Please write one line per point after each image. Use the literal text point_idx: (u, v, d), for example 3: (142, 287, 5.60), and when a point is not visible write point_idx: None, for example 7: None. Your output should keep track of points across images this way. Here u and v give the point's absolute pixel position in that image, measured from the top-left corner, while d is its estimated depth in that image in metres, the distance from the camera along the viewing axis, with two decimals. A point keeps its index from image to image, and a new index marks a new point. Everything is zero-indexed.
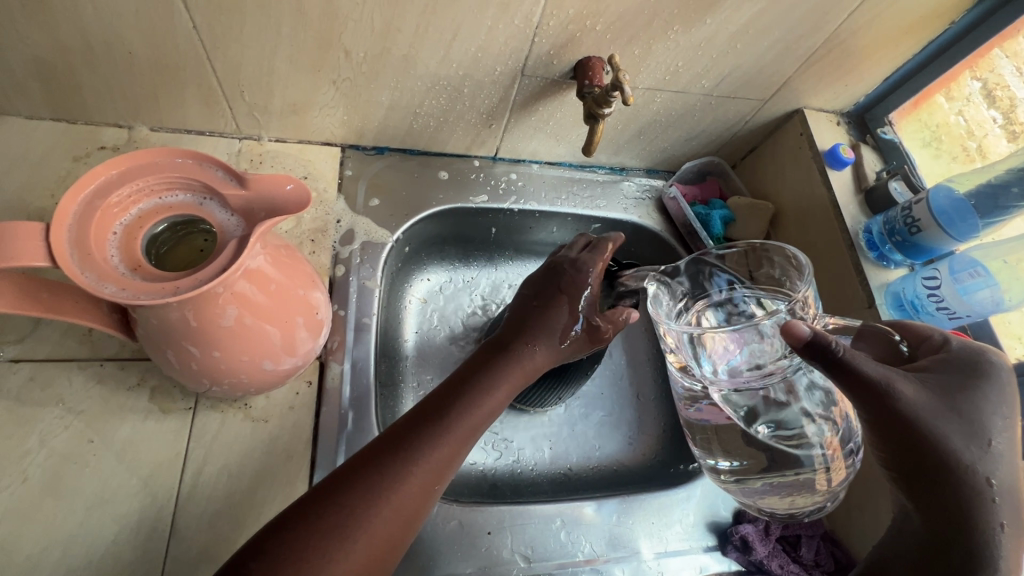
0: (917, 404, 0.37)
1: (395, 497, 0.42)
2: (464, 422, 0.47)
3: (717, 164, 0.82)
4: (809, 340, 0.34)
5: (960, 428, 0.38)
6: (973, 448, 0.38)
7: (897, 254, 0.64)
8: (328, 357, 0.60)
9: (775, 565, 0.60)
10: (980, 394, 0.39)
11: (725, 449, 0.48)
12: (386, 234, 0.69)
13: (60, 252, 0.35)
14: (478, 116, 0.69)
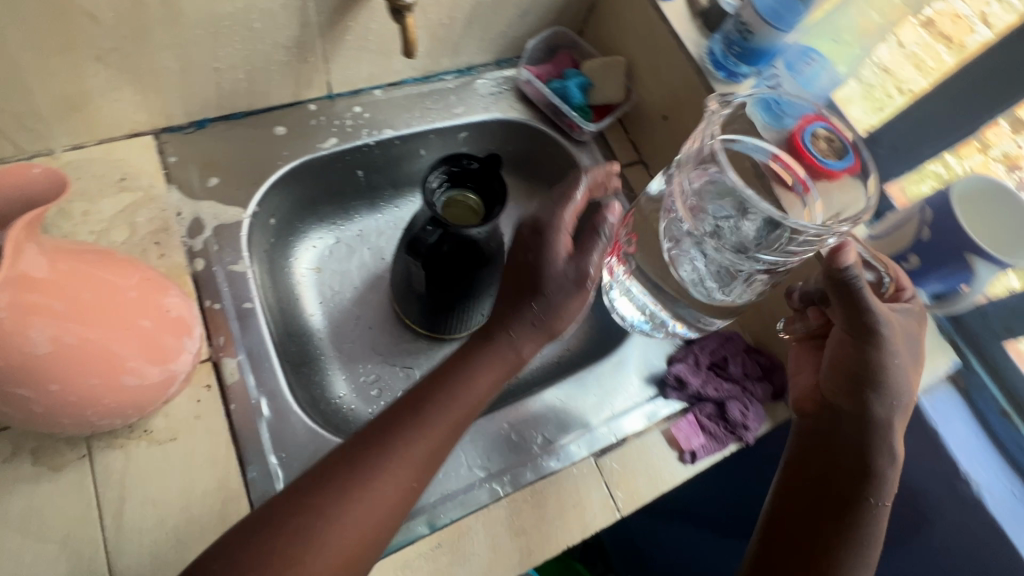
0: (878, 362, 0.53)
1: (370, 503, 0.43)
2: (444, 420, 0.47)
3: (565, 35, 0.79)
4: (836, 257, 0.51)
5: (896, 353, 0.53)
6: (891, 414, 0.54)
7: (742, 66, 0.63)
8: (219, 355, 0.56)
9: (711, 391, 0.64)
10: (906, 378, 0.54)
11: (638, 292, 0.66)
12: (239, 212, 0.64)
13: None
14: (289, 52, 0.62)
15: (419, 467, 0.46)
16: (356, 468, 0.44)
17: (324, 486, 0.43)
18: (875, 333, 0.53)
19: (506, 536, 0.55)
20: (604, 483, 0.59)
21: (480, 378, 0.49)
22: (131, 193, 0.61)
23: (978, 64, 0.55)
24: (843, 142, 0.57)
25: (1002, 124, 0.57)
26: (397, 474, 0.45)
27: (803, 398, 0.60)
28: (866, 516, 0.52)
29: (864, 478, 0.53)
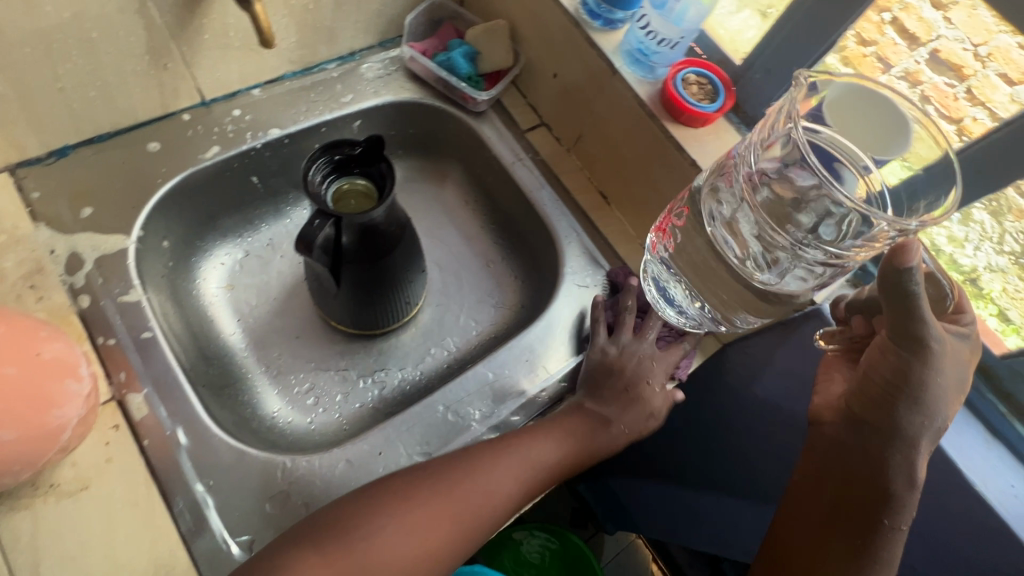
0: (919, 384, 0.48)
1: (418, 508, 0.50)
2: (514, 457, 0.55)
3: (445, 6, 0.76)
4: (905, 262, 0.42)
5: (942, 373, 0.47)
6: (923, 445, 0.49)
7: (616, 12, 0.62)
8: (123, 393, 0.53)
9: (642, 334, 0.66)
10: (951, 410, 0.49)
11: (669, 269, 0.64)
12: (121, 239, 0.60)
13: None
14: (141, 60, 0.57)
15: (486, 490, 0.53)
16: (430, 476, 0.52)
17: (401, 494, 0.50)
18: (911, 352, 0.47)
19: None
20: None
21: (544, 449, 0.57)
22: None
23: None
24: (712, 86, 0.61)
25: (897, 40, 0.52)
26: (466, 492, 0.52)
27: (826, 405, 0.56)
28: (877, 544, 0.50)
29: (867, 523, 0.50)
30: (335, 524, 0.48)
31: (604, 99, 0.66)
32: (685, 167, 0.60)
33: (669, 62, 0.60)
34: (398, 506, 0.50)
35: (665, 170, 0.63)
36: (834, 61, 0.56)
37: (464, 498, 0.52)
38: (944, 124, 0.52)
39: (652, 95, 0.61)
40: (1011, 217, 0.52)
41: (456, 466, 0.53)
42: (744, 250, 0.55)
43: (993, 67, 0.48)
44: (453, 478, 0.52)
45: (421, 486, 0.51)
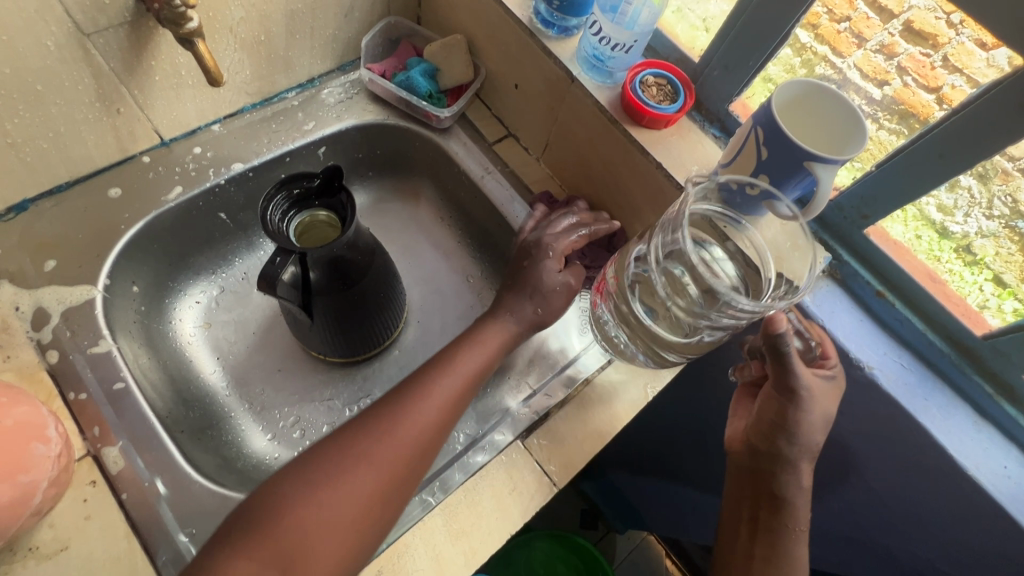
0: (793, 417, 0.53)
1: (345, 463, 0.47)
2: (435, 394, 0.52)
3: (401, 25, 0.76)
4: (777, 326, 0.49)
5: (813, 411, 0.52)
6: (799, 464, 0.54)
7: (569, 19, 0.61)
8: (98, 447, 0.52)
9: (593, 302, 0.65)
10: (817, 437, 0.54)
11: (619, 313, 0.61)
12: (88, 289, 0.59)
13: None
14: (92, 107, 0.56)
15: (410, 435, 0.50)
16: (355, 444, 0.48)
17: (327, 470, 0.47)
18: (785, 390, 0.53)
19: (447, 542, 0.54)
20: (535, 461, 0.59)
21: (464, 370, 0.55)
22: None
23: None
24: (671, 86, 0.61)
25: (869, 13, 0.50)
26: (389, 446, 0.49)
27: (731, 437, 0.60)
28: (788, 551, 0.53)
29: (765, 530, 0.54)
30: (261, 516, 0.44)
31: (566, 106, 0.65)
32: (651, 170, 0.60)
33: (627, 64, 0.59)
34: (329, 481, 0.46)
35: (632, 174, 0.63)
36: (808, 39, 0.53)
37: (390, 452, 0.48)
38: (922, 93, 0.49)
39: (612, 100, 0.61)
40: (997, 180, 0.48)
41: (381, 423, 0.50)
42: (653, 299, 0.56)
43: (966, 32, 0.45)
44: (379, 435, 0.49)
45: (349, 453, 0.48)
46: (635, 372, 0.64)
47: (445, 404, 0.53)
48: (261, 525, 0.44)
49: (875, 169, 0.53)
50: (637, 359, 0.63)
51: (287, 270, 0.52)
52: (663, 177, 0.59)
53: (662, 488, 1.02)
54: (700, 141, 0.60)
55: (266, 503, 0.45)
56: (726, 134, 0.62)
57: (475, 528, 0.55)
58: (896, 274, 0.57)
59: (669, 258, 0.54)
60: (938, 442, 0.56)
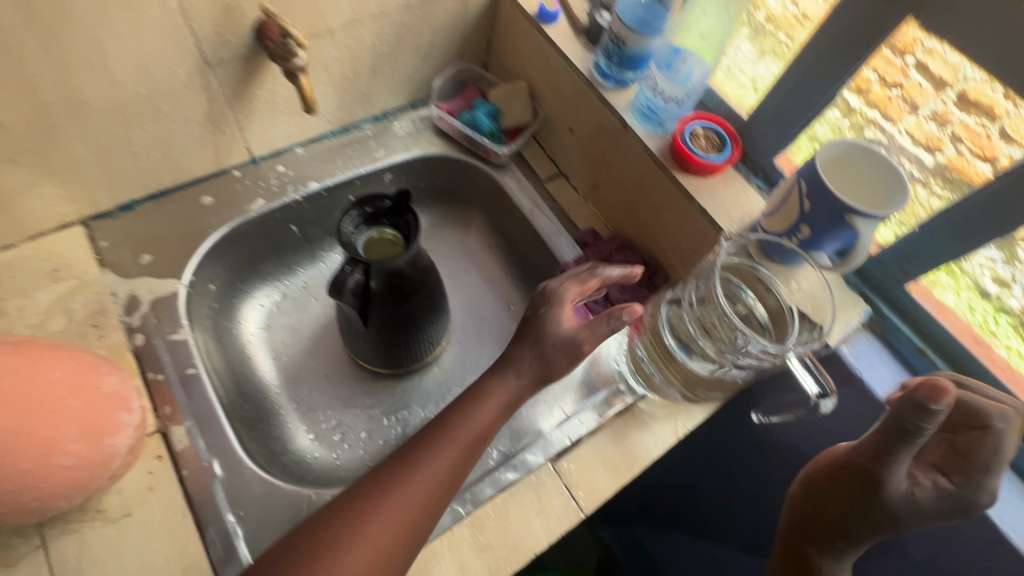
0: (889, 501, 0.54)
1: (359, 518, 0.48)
2: (452, 440, 0.53)
3: (470, 70, 0.84)
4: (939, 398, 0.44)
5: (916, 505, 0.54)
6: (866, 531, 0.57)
7: (626, 73, 0.66)
8: (167, 425, 0.57)
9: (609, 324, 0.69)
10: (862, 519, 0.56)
11: (648, 349, 0.63)
12: (175, 283, 0.66)
13: None
14: (201, 125, 0.65)
15: (429, 480, 0.51)
16: (375, 492, 0.50)
17: (348, 520, 0.48)
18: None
19: (472, 553, 0.56)
20: (563, 485, 0.60)
21: (480, 417, 0.55)
22: (67, 282, 0.63)
23: (819, 40, 0.55)
24: (720, 138, 0.64)
25: (921, 82, 0.52)
26: (408, 493, 0.50)
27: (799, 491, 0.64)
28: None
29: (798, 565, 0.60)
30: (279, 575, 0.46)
31: (617, 150, 0.70)
32: (695, 214, 0.63)
33: (678, 116, 0.64)
34: (340, 543, 0.47)
35: (676, 219, 0.66)
36: (858, 104, 0.57)
37: (411, 496, 0.50)
38: (977, 163, 0.50)
39: (662, 147, 0.65)
40: None
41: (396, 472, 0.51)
42: (680, 341, 0.59)
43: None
44: (398, 483, 0.50)
45: (370, 500, 0.49)
46: (668, 407, 0.66)
47: (464, 448, 0.54)
48: None
49: (919, 227, 0.55)
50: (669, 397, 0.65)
51: (354, 276, 0.58)
52: (706, 221, 0.62)
53: (684, 541, 0.99)
54: (744, 191, 0.63)
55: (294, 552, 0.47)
56: (769, 185, 0.64)
57: (500, 544, 0.56)
58: (938, 332, 0.58)
59: (697, 301, 0.58)
60: (979, 507, 0.55)
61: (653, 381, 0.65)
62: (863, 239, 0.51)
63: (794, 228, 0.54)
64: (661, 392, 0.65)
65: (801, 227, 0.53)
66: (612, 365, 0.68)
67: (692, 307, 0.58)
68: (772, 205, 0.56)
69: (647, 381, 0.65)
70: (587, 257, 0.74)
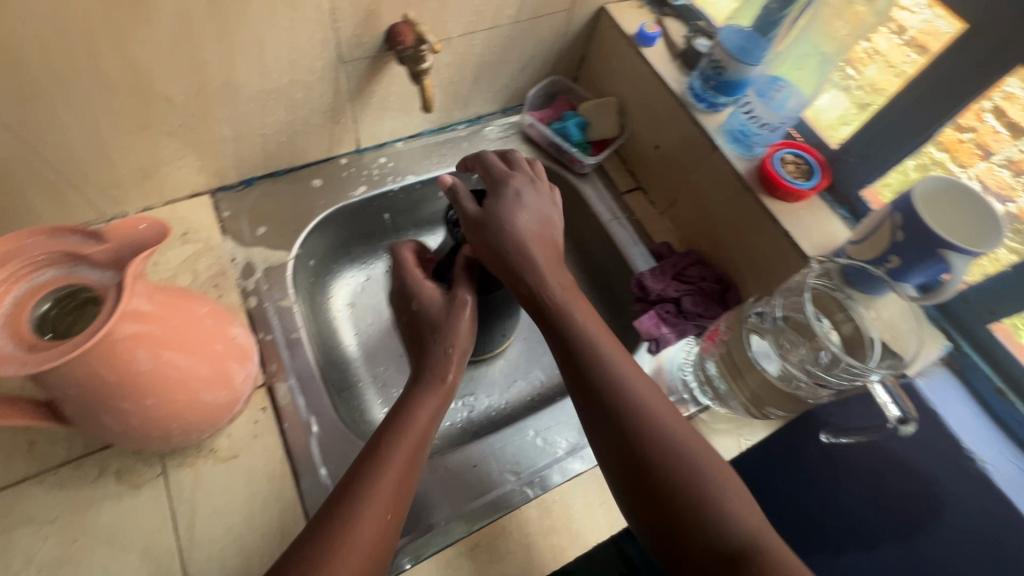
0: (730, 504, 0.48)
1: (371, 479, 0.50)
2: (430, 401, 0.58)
3: (561, 83, 0.88)
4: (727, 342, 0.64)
5: None
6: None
7: (720, 97, 0.70)
8: (272, 381, 0.63)
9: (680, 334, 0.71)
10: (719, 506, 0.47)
11: (722, 361, 0.65)
12: (284, 254, 0.72)
13: None
14: (324, 115, 0.71)
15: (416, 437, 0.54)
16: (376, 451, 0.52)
17: (360, 482, 0.50)
18: (599, 384, 0.54)
19: (538, 534, 0.59)
20: None
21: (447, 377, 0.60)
22: (193, 245, 0.69)
23: (924, 80, 0.57)
24: (808, 165, 0.67)
25: (997, 128, 0.55)
26: (400, 448, 0.53)
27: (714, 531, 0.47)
28: None
29: None
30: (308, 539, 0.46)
31: (702, 169, 0.73)
32: (777, 237, 0.65)
33: (768, 142, 0.67)
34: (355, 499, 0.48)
35: (757, 240, 0.68)
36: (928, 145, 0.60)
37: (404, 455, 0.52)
38: None
39: (750, 169, 0.67)
40: None
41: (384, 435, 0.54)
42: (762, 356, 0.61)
43: None
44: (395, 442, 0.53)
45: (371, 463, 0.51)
46: (732, 422, 0.65)
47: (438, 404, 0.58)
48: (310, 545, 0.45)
49: (1010, 269, 0.56)
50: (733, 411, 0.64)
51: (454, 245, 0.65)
52: (788, 245, 0.64)
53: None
54: (828, 219, 0.65)
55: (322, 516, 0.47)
56: (853, 216, 0.66)
57: (564, 529, 0.59)
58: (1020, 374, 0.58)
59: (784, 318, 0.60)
60: None
61: (722, 394, 0.65)
62: (954, 273, 0.52)
63: (881, 258, 0.55)
64: (724, 404, 0.65)
65: (888, 257, 0.55)
66: (679, 375, 0.70)
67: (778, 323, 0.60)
68: (859, 234, 0.58)
69: (715, 392, 0.65)
70: (662, 268, 0.76)
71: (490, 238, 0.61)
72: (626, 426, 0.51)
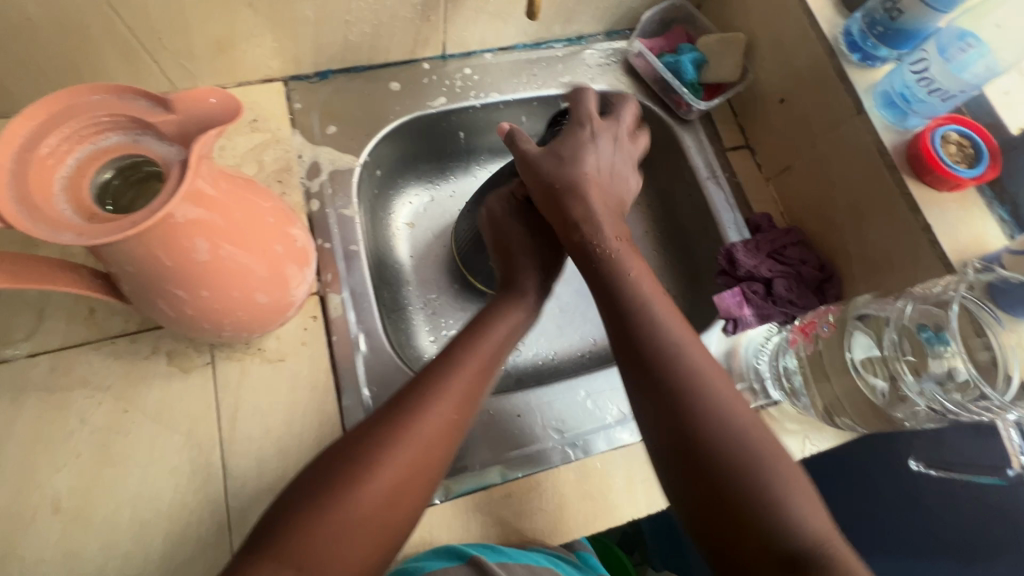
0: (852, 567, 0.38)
1: (449, 382, 0.47)
2: (506, 321, 0.54)
3: (681, 9, 0.76)
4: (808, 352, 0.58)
5: None
6: None
7: (883, 49, 0.59)
8: (325, 290, 0.61)
9: (762, 319, 0.63)
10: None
11: (809, 359, 0.58)
12: (352, 159, 0.67)
13: (4, 204, 0.30)
14: (414, 9, 0.64)
15: (490, 351, 0.51)
16: (450, 357, 0.49)
17: (428, 376, 0.47)
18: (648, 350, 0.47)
19: (574, 497, 0.56)
20: None
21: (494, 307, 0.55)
22: (262, 134, 0.65)
23: None
24: (975, 149, 0.57)
25: None
26: (475, 352, 0.50)
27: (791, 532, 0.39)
28: None
29: None
30: (377, 429, 0.43)
31: (836, 136, 0.62)
32: (913, 230, 0.55)
33: (932, 113, 0.56)
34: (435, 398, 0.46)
35: (886, 228, 0.58)
36: None
37: (477, 365, 0.49)
38: None
39: (898, 146, 0.57)
40: None
41: (458, 343, 0.51)
42: (864, 360, 0.54)
43: None
44: (464, 355, 0.49)
45: (442, 372, 0.48)
46: (803, 423, 0.58)
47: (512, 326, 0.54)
48: (385, 434, 0.43)
49: None
50: (800, 410, 0.58)
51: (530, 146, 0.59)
52: (925, 241, 0.54)
53: None
54: (983, 218, 0.55)
55: (384, 418, 0.44)
56: (1015, 219, 0.55)
57: (599, 498, 0.57)
58: None
59: (910, 324, 0.52)
60: None
61: (793, 390, 0.58)
62: None
63: None
64: (795, 402, 0.58)
65: None
66: (752, 363, 0.62)
67: (901, 326, 0.52)
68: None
69: (786, 388, 0.59)
70: (757, 242, 0.67)
71: (545, 172, 0.57)
72: (668, 391, 0.45)
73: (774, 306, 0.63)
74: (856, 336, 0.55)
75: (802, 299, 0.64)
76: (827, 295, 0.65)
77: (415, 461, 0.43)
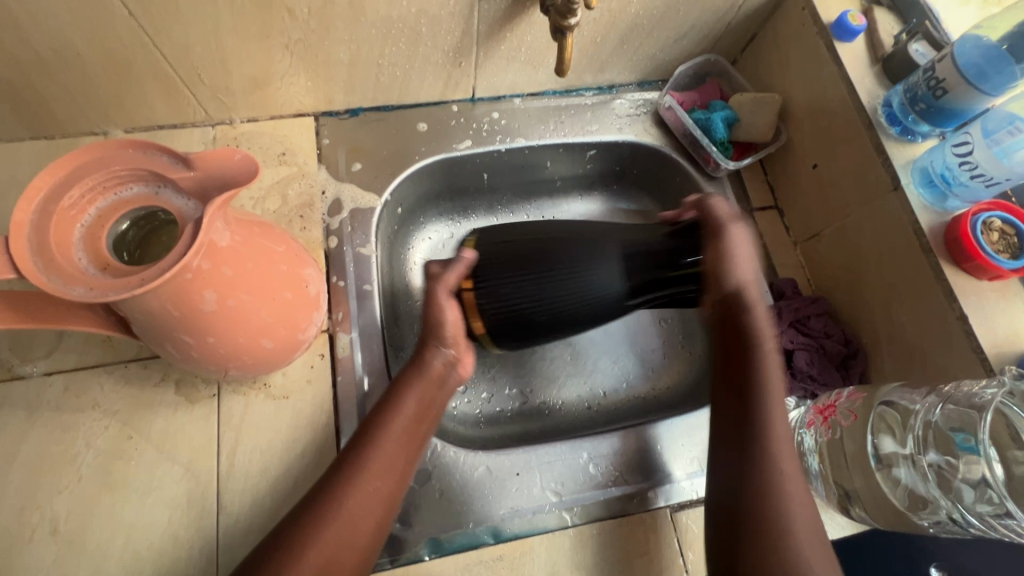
0: None
1: (369, 463, 0.48)
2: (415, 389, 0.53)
3: (716, 64, 0.75)
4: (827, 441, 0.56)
5: None
6: None
7: (923, 125, 0.57)
8: (335, 329, 0.61)
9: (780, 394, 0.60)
10: None
11: (826, 444, 0.55)
12: (374, 198, 0.68)
13: (22, 257, 0.31)
14: (445, 55, 0.65)
15: (411, 423, 0.51)
16: (370, 431, 0.50)
17: (350, 454, 0.49)
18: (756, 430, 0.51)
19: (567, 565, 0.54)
20: (674, 540, 0.56)
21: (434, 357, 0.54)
22: (289, 167, 0.67)
23: None
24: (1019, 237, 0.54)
25: None
26: (396, 423, 0.51)
27: None
28: None
29: None
30: (330, 488, 0.47)
31: (869, 210, 0.60)
32: (948, 317, 0.52)
33: (974, 198, 0.54)
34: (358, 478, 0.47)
35: (918, 312, 0.55)
36: None
37: (377, 467, 0.48)
38: None
39: (935, 228, 0.54)
40: None
41: (380, 409, 0.51)
42: (886, 456, 0.51)
43: None
44: (377, 432, 0.50)
45: (354, 455, 0.49)
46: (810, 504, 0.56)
47: (417, 418, 0.52)
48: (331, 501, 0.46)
49: None
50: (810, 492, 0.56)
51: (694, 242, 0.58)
52: (960, 331, 0.51)
53: None
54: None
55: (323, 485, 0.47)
56: None
57: (593, 570, 0.55)
58: None
59: (937, 423, 0.49)
60: None
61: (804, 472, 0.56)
62: None
63: None
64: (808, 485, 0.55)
65: None
66: None
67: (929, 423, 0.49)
68: None
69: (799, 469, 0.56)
70: (779, 311, 0.64)
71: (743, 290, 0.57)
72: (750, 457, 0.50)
73: (794, 381, 0.60)
74: (879, 428, 0.52)
75: (825, 376, 0.60)
76: (850, 372, 0.62)
77: (340, 540, 0.45)
